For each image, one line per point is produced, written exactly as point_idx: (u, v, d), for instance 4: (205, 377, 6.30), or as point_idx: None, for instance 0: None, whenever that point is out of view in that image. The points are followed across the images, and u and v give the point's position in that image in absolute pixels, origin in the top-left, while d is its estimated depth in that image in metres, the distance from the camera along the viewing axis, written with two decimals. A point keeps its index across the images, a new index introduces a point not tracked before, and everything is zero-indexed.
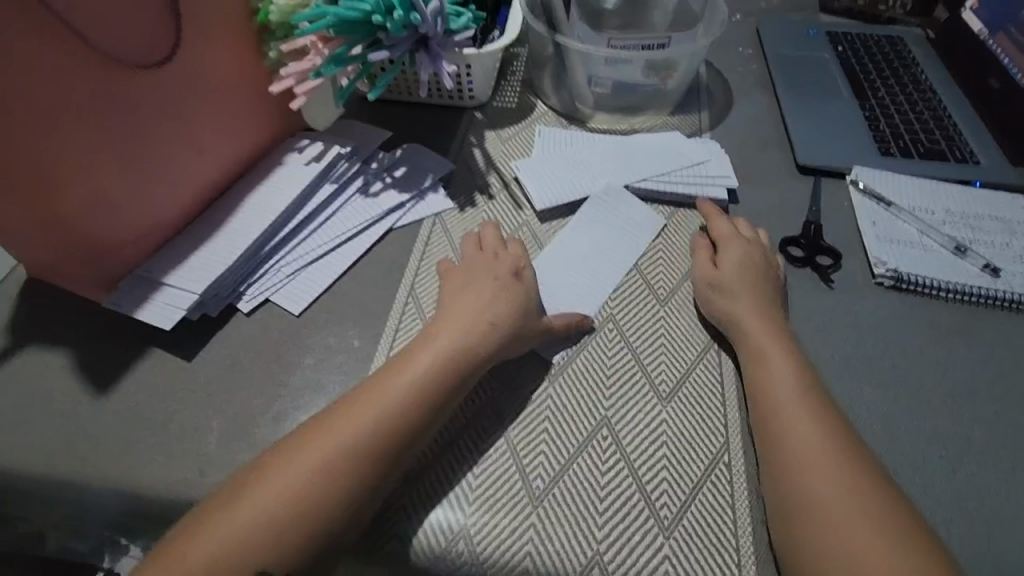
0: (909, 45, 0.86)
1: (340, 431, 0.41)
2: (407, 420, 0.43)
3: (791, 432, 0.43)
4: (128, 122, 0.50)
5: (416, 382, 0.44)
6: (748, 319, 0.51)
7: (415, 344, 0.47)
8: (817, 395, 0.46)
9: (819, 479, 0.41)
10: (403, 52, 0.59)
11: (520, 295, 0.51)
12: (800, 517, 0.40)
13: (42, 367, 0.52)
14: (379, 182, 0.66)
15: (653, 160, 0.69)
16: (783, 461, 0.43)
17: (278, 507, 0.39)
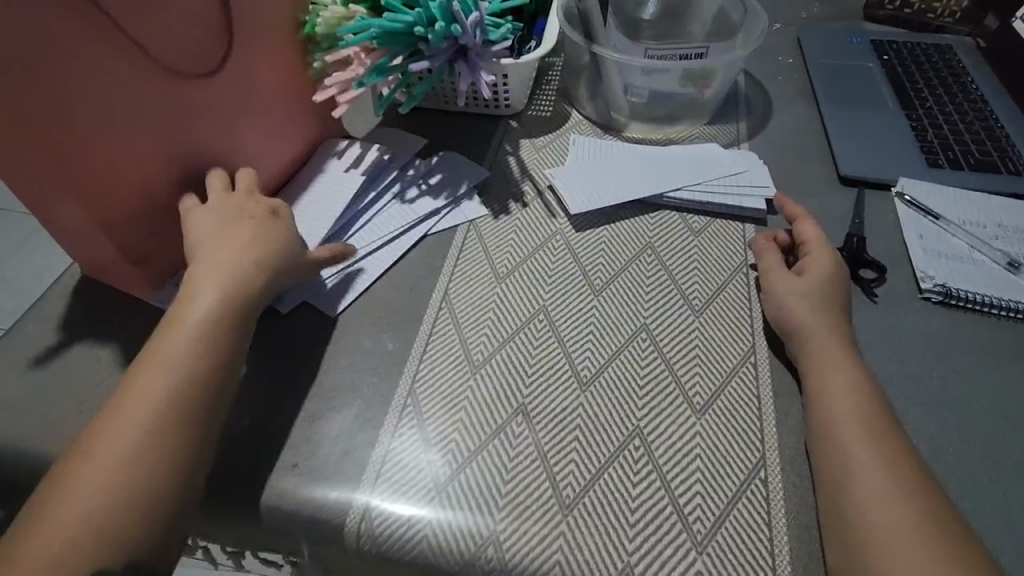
0: (959, 54, 0.83)
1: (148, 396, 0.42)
2: (187, 389, 0.43)
3: (841, 451, 0.43)
4: (181, 129, 0.52)
5: (199, 309, 0.47)
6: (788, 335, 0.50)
7: (199, 275, 0.49)
8: (858, 411, 0.45)
9: (871, 498, 0.40)
10: (442, 62, 0.60)
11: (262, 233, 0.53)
12: (848, 538, 0.40)
13: (94, 362, 0.54)
14: (415, 189, 0.67)
15: (696, 169, 0.68)
16: (833, 481, 0.42)
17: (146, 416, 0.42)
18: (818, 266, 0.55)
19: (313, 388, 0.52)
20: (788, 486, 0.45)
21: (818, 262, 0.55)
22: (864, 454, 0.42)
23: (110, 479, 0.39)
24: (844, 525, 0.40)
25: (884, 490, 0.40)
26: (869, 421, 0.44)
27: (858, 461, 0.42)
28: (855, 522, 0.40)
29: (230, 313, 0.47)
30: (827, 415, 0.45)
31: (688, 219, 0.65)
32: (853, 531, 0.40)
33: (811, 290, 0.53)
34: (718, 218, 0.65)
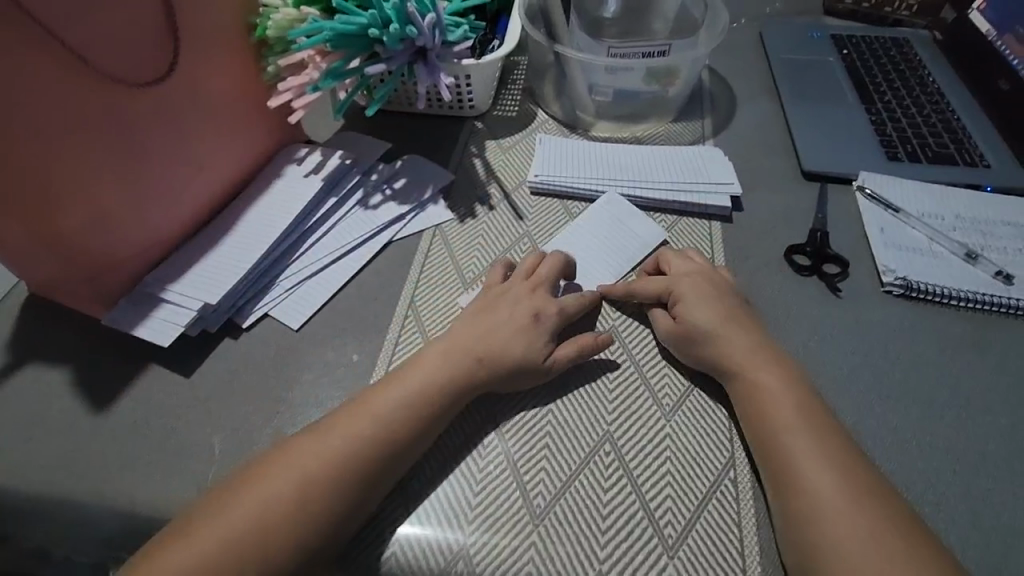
0: (916, 47, 0.85)
1: (340, 434, 0.41)
2: (398, 430, 0.43)
3: (788, 451, 0.42)
4: (125, 140, 0.50)
5: (440, 360, 0.46)
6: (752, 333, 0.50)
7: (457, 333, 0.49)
8: (796, 407, 0.44)
9: (821, 498, 0.40)
10: (401, 65, 0.59)
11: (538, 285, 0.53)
12: (802, 541, 0.39)
13: (43, 385, 0.52)
14: (379, 195, 0.66)
15: (648, 172, 0.67)
16: (782, 484, 0.42)
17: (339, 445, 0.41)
18: (692, 310, 0.51)
19: (276, 405, 0.51)
20: (757, 485, 0.45)
21: (688, 320, 0.50)
22: (807, 453, 0.42)
23: (260, 509, 0.38)
24: (799, 528, 0.40)
25: (846, 487, 0.40)
26: (815, 420, 0.44)
27: (804, 460, 0.41)
28: (808, 524, 0.39)
29: (433, 400, 0.44)
30: (770, 416, 0.44)
31: (655, 218, 0.65)
32: (808, 533, 0.39)
33: (729, 314, 0.51)
34: (683, 216, 0.65)
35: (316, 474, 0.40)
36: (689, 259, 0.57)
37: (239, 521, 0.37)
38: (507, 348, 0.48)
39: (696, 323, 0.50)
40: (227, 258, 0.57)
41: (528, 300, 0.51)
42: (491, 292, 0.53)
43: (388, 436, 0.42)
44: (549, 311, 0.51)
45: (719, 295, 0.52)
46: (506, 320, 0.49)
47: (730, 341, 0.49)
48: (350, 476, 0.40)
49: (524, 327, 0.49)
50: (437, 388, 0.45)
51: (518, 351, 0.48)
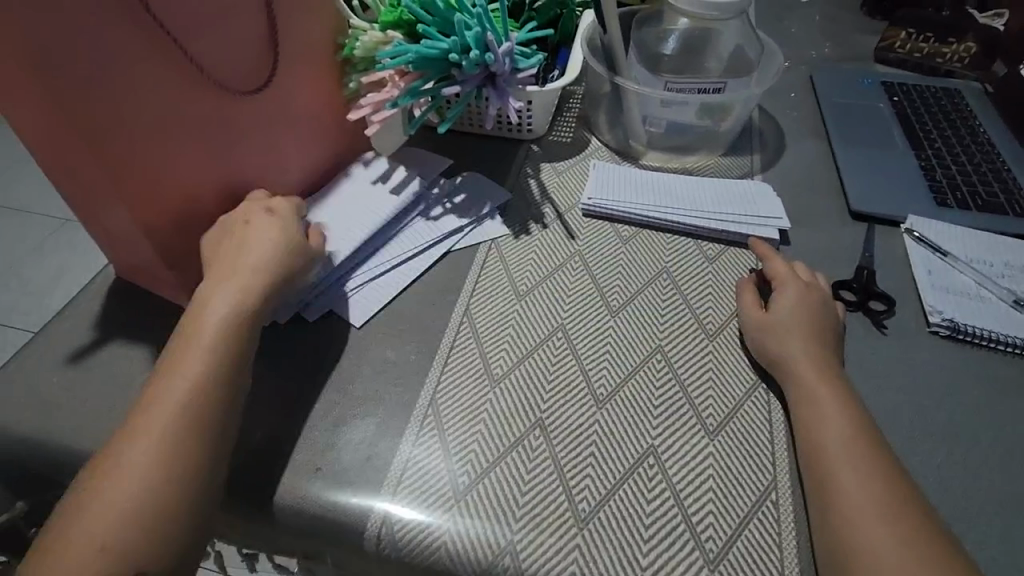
0: (967, 98, 0.86)
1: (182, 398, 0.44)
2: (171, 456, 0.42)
3: (839, 483, 0.43)
4: (221, 140, 0.55)
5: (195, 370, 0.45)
6: (799, 362, 0.51)
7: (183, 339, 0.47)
8: (848, 439, 0.45)
9: (864, 530, 0.41)
10: (472, 87, 0.63)
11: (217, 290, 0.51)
12: (840, 566, 0.40)
13: (126, 360, 0.56)
14: (439, 208, 0.69)
15: (709, 196, 0.70)
16: (829, 513, 0.43)
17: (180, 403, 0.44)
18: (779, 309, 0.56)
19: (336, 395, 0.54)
20: (797, 509, 0.46)
21: (770, 315, 0.55)
22: (856, 487, 0.43)
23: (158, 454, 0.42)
24: (840, 556, 0.41)
25: (888, 522, 0.41)
26: (868, 455, 0.45)
27: (858, 492, 0.42)
28: (851, 553, 0.40)
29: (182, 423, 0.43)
30: (827, 450, 0.45)
31: (703, 246, 0.67)
32: (850, 565, 0.40)
33: (787, 331, 0.54)
34: (730, 246, 0.67)
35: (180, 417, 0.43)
36: (795, 270, 0.60)
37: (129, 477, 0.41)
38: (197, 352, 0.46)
39: (774, 317, 0.55)
40: None
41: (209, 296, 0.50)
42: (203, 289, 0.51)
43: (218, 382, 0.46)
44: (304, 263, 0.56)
45: (797, 305, 0.56)
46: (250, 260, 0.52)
47: (795, 343, 0.53)
48: (188, 432, 0.43)
49: (264, 270, 0.52)
50: (219, 334, 0.47)
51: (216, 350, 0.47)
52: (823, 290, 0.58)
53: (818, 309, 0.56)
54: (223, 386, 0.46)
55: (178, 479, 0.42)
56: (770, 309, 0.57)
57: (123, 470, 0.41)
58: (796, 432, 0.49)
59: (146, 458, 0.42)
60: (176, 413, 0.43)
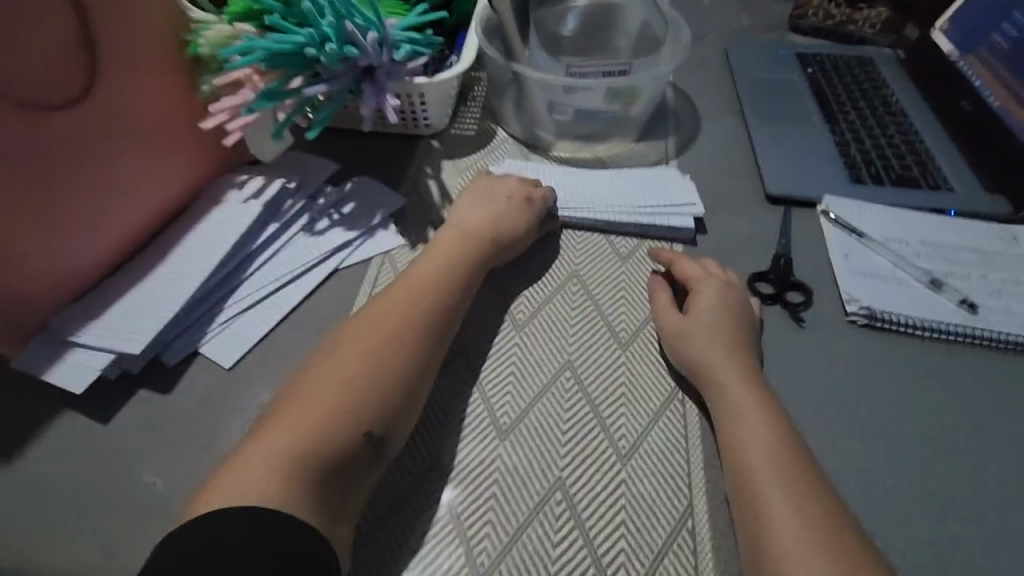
0: (880, 66, 0.84)
1: (346, 362, 0.43)
2: (362, 408, 0.41)
3: (768, 514, 0.39)
4: (30, 163, 0.46)
5: (409, 317, 0.46)
6: (724, 374, 0.47)
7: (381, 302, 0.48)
8: (776, 463, 0.41)
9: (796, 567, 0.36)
10: (343, 85, 0.55)
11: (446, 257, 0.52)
12: None
13: None
14: (325, 220, 0.62)
15: (613, 190, 0.65)
16: (759, 552, 0.38)
17: (357, 367, 0.42)
18: (702, 313, 0.51)
19: (202, 454, 0.46)
20: (716, 538, 0.42)
21: (691, 318, 0.51)
22: (786, 514, 0.38)
23: (321, 417, 0.39)
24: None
25: (820, 553, 0.36)
26: (797, 478, 0.41)
27: (788, 522, 0.38)
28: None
29: (374, 380, 0.42)
30: (751, 472, 0.41)
31: (615, 243, 0.62)
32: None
33: (709, 333, 0.50)
34: (643, 240, 0.63)
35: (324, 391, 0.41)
36: (705, 266, 0.56)
37: (280, 437, 0.38)
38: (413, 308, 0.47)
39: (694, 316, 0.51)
40: (159, 290, 0.52)
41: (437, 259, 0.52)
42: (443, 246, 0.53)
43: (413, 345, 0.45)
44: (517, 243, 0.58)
45: (713, 304, 0.52)
46: (472, 243, 0.54)
47: (718, 355, 0.48)
48: (366, 400, 0.41)
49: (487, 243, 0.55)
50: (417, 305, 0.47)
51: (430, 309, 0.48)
52: (740, 286, 0.55)
53: (740, 309, 0.53)
54: (425, 344, 0.46)
55: (338, 442, 0.39)
56: (685, 313, 0.52)
57: (274, 430, 0.39)
58: (722, 450, 0.44)
59: (299, 427, 0.39)
60: (340, 380, 0.41)
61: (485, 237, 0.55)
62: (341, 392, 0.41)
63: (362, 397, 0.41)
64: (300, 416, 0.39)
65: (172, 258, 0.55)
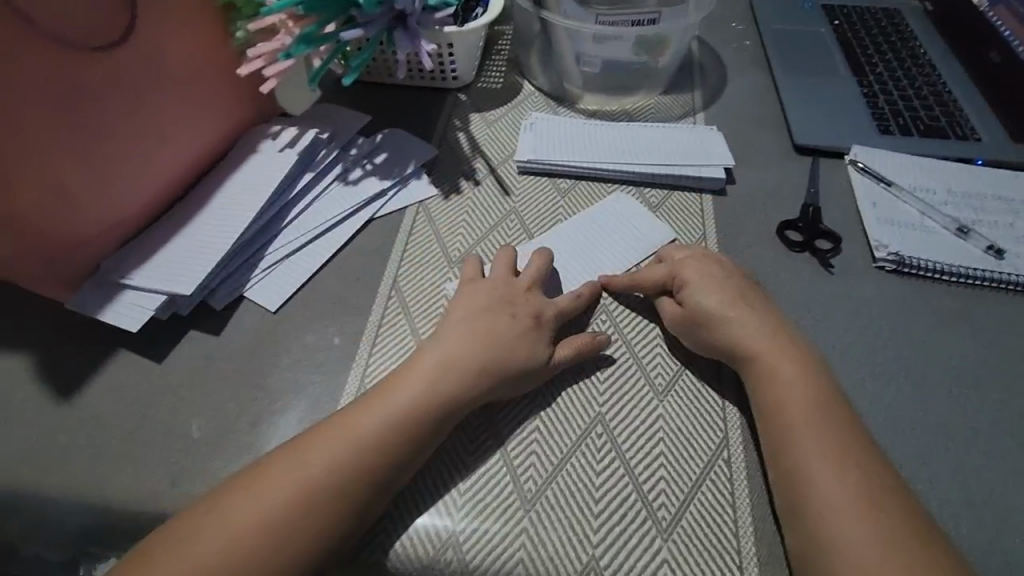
0: (907, 18, 0.83)
1: (332, 445, 0.39)
2: (308, 519, 0.36)
3: (803, 443, 0.40)
4: (82, 110, 0.46)
5: (406, 402, 0.41)
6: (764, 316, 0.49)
7: (406, 371, 0.43)
8: (814, 394, 0.43)
9: (825, 496, 0.38)
10: (378, 30, 0.56)
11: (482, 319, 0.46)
12: (799, 518, 0.39)
13: (5, 373, 0.49)
14: (359, 170, 0.63)
15: (594, 239, 0.58)
16: (789, 470, 0.40)
17: (313, 480, 0.37)
18: None
19: (253, 391, 0.48)
20: (751, 466, 0.44)
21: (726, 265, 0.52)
22: (819, 437, 0.41)
23: (268, 515, 0.36)
24: (804, 527, 0.38)
25: (854, 483, 0.38)
26: (833, 409, 0.42)
27: (821, 458, 0.40)
28: (814, 521, 0.38)
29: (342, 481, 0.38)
30: (787, 413, 0.42)
31: (645, 193, 0.63)
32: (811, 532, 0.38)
33: (735, 314, 0.47)
34: (675, 190, 0.63)
35: (282, 481, 0.38)
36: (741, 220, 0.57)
37: (236, 521, 0.36)
38: (428, 391, 0.42)
39: (702, 313, 0.48)
40: (202, 237, 0.53)
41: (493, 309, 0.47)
42: (475, 292, 0.49)
43: (387, 452, 0.39)
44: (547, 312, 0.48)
45: (730, 277, 0.51)
46: (515, 305, 0.48)
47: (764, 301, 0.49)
48: (322, 503, 0.37)
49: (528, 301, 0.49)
50: (430, 394, 0.42)
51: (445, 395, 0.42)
52: None
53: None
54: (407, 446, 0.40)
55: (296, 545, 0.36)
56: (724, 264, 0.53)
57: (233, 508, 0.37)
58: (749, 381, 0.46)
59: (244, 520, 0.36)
60: (310, 475, 0.38)
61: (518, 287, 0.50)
62: (277, 514, 0.36)
63: (324, 503, 0.37)
64: (256, 501, 0.37)
65: (212, 208, 0.56)
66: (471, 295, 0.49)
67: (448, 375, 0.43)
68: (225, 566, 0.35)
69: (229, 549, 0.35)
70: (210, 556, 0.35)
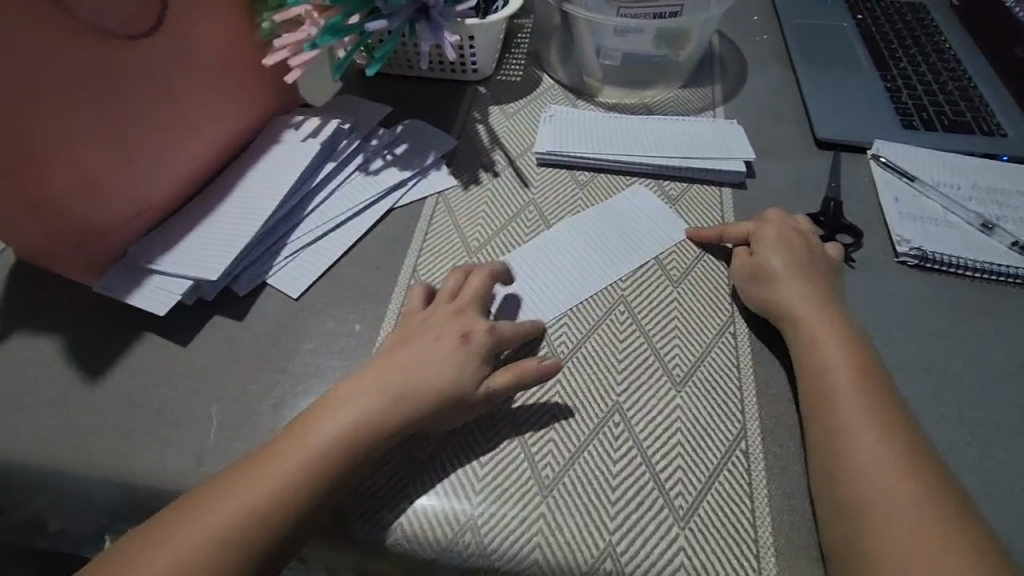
0: (933, 13, 0.82)
1: (296, 445, 0.39)
2: (278, 510, 0.37)
3: (850, 443, 0.40)
4: (114, 98, 0.47)
5: (331, 423, 0.40)
6: (786, 309, 0.48)
7: (341, 390, 0.43)
8: (857, 392, 0.42)
9: (865, 503, 0.38)
10: (401, 22, 0.56)
11: (416, 340, 0.45)
12: (846, 520, 0.38)
13: (36, 352, 0.50)
14: (379, 160, 0.63)
15: (599, 234, 0.58)
16: (835, 470, 0.40)
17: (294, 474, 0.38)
18: (769, 253, 0.52)
19: (276, 375, 0.49)
20: (770, 457, 0.44)
21: (754, 261, 0.52)
22: (861, 434, 0.40)
23: (277, 498, 0.37)
24: (841, 530, 0.38)
25: (877, 476, 0.38)
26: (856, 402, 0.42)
27: (864, 465, 0.39)
28: (850, 526, 0.37)
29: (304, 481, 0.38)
30: (833, 419, 0.42)
31: (664, 186, 0.63)
32: (856, 534, 0.37)
33: (795, 302, 0.48)
34: (694, 184, 0.63)
35: (294, 460, 0.39)
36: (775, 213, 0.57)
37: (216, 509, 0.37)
38: (343, 415, 0.41)
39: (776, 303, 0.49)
40: (226, 225, 0.54)
41: (454, 322, 0.47)
42: (413, 318, 0.48)
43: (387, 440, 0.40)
44: (478, 331, 0.46)
45: (759, 269, 0.51)
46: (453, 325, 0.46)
47: (785, 295, 0.49)
48: (317, 482, 0.38)
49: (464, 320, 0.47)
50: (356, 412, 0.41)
51: (354, 413, 0.41)
52: (806, 231, 0.55)
53: (798, 247, 0.53)
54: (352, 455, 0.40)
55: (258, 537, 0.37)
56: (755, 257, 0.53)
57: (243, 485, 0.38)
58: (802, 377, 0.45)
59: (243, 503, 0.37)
60: (312, 458, 0.39)
61: (455, 307, 0.48)
62: (285, 496, 0.38)
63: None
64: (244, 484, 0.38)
65: (238, 196, 0.57)
66: (409, 320, 0.48)
67: (374, 398, 0.42)
68: (221, 538, 0.36)
69: (235, 526, 0.36)
70: (218, 533, 0.36)
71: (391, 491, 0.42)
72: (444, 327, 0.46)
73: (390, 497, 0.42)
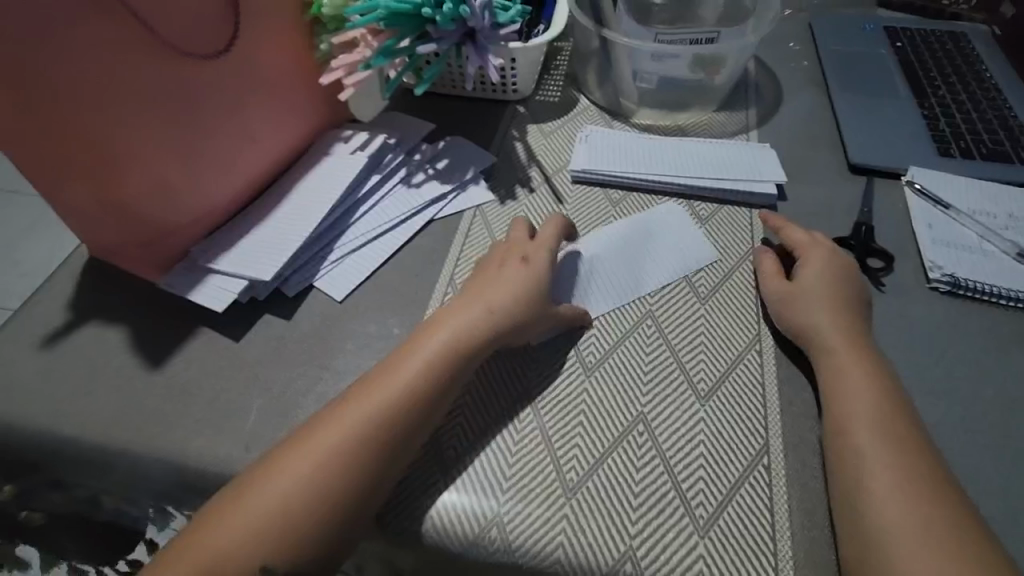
0: (974, 42, 0.82)
1: (331, 430, 0.42)
2: (323, 500, 0.40)
3: (869, 465, 0.41)
4: (187, 110, 0.52)
5: (400, 379, 0.44)
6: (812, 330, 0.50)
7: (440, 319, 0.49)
8: (878, 417, 0.43)
9: (884, 527, 0.38)
10: (449, 45, 0.60)
11: (493, 272, 0.53)
12: (863, 541, 0.39)
13: (103, 342, 0.54)
14: (421, 173, 0.67)
15: (632, 248, 0.60)
16: (854, 490, 0.41)
17: (335, 463, 0.41)
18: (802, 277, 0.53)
19: (320, 371, 0.52)
20: (792, 474, 0.45)
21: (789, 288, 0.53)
22: (877, 454, 0.41)
23: (318, 487, 0.40)
24: (861, 554, 0.38)
25: (897, 496, 0.39)
26: (880, 424, 0.43)
27: (883, 486, 0.40)
28: (871, 549, 0.38)
29: (346, 466, 0.40)
30: (853, 440, 0.43)
31: (695, 206, 0.64)
32: (872, 556, 0.38)
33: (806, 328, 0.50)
34: (725, 205, 0.65)
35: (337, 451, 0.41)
36: (811, 235, 0.58)
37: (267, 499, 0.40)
38: (404, 373, 0.44)
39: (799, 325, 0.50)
40: (280, 229, 0.58)
41: (515, 250, 0.55)
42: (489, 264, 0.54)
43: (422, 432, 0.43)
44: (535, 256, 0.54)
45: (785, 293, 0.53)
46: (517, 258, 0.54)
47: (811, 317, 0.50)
48: (359, 473, 0.41)
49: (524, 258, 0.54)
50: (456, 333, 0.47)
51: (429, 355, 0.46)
52: (843, 256, 0.56)
53: (826, 270, 0.54)
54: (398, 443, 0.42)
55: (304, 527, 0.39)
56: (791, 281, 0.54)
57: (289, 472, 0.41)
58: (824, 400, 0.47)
59: (299, 488, 0.40)
60: (350, 450, 0.41)
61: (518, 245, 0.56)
62: (332, 485, 0.40)
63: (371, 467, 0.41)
64: (289, 471, 0.40)
65: (291, 203, 0.61)
66: (483, 267, 0.54)
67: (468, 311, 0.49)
68: (275, 521, 0.39)
69: (283, 510, 0.39)
70: (267, 516, 0.39)
71: (422, 486, 0.45)
72: (510, 254, 0.54)
73: (421, 492, 0.44)
